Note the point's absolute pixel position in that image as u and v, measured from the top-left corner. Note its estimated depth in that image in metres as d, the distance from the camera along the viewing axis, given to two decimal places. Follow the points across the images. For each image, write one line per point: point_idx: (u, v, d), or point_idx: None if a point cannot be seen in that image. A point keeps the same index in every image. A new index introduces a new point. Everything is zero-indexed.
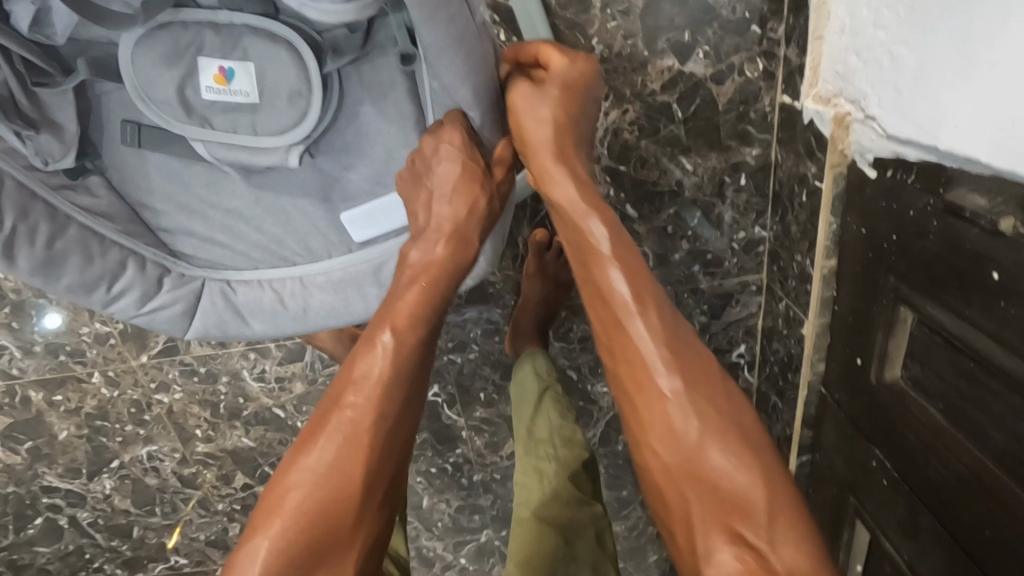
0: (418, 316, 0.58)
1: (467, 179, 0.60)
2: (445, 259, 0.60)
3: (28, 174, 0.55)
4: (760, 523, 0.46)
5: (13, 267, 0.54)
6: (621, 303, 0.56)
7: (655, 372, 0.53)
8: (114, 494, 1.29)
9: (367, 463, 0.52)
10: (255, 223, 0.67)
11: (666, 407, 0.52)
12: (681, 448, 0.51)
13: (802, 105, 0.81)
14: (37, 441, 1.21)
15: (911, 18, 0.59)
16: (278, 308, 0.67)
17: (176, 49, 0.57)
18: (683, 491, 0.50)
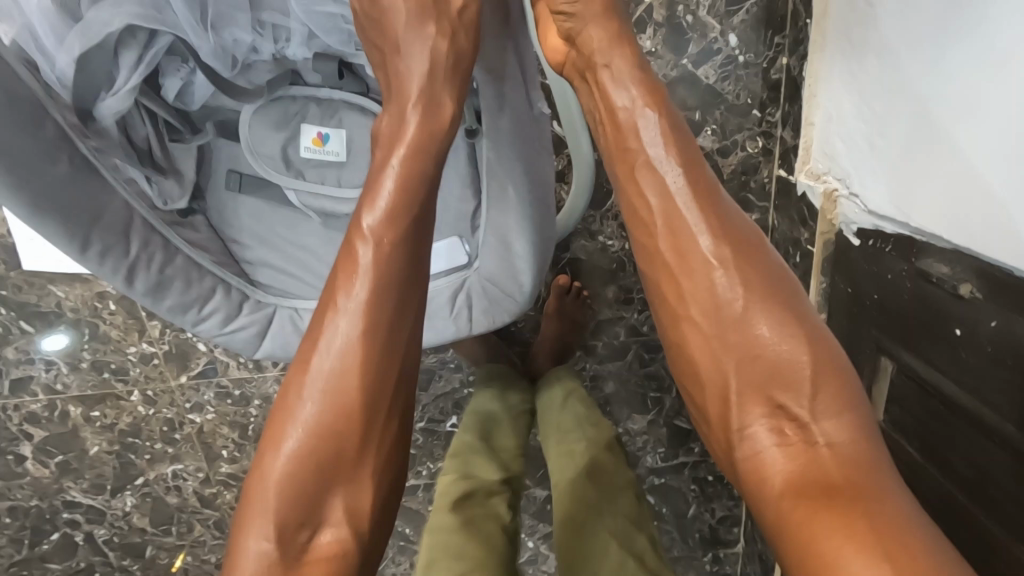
0: (402, 210, 0.55)
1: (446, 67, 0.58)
2: (424, 152, 0.56)
3: (151, 212, 0.65)
4: (802, 395, 0.49)
5: (130, 289, 0.64)
6: (659, 177, 0.57)
7: (698, 249, 0.54)
8: (133, 511, 1.33)
9: (363, 372, 0.53)
10: (324, 257, 0.76)
11: (711, 279, 0.53)
12: (722, 323, 0.53)
13: (796, 178, 0.94)
14: (68, 455, 1.27)
15: (881, 112, 0.73)
16: None
17: (286, 116, 0.69)
18: (724, 368, 0.53)
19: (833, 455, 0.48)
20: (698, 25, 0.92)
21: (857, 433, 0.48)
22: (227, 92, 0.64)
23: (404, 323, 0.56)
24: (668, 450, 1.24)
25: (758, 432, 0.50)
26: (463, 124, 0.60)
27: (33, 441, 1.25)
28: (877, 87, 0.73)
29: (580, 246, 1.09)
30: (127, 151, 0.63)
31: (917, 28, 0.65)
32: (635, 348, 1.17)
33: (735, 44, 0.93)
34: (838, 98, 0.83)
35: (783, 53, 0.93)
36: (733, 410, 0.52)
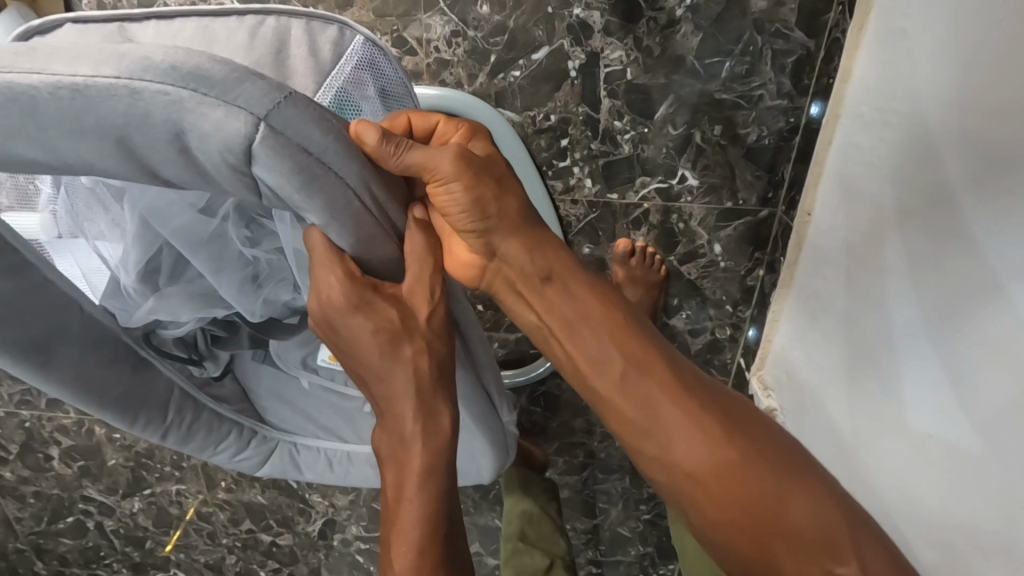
0: (428, 474, 0.57)
1: (394, 337, 0.54)
2: (420, 444, 0.57)
3: (188, 381, 0.77)
4: (845, 551, 0.56)
5: (164, 442, 0.77)
6: (644, 364, 0.64)
7: (710, 440, 0.60)
8: (139, 512, 1.53)
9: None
10: (321, 421, 0.91)
11: (723, 455, 0.60)
12: (745, 493, 0.59)
13: (749, 379, 1.09)
14: (89, 463, 1.46)
15: (858, 375, 0.79)
16: (329, 468, 0.92)
17: (307, 337, 0.83)
18: (768, 543, 0.58)
19: None
20: (688, 231, 1.01)
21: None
22: (267, 331, 0.70)
23: (459, 546, 0.60)
24: (609, 548, 1.35)
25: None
26: (438, 381, 0.56)
27: (62, 447, 1.44)
28: (845, 362, 0.82)
29: (555, 383, 1.23)
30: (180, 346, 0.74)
31: (881, 323, 0.75)
32: (592, 468, 1.29)
33: (718, 252, 1.02)
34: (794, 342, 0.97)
35: (760, 267, 1.02)
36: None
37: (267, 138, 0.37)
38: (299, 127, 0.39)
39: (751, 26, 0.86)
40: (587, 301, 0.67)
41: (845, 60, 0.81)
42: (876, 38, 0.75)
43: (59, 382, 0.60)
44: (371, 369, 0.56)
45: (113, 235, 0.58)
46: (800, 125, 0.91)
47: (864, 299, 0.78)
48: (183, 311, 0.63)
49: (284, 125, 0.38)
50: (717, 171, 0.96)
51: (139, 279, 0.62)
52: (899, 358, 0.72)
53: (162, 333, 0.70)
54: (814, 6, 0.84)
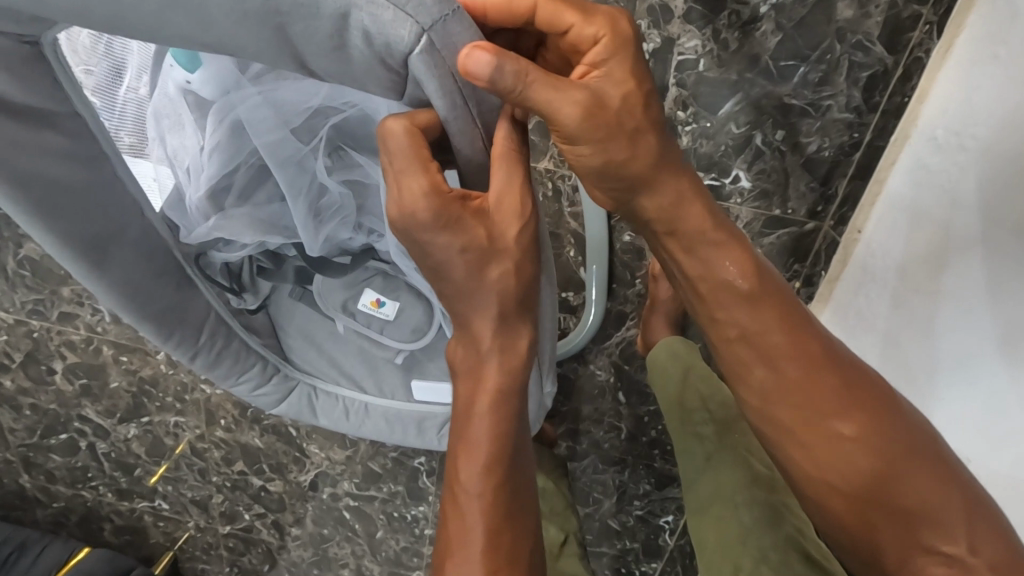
0: (502, 400, 0.58)
1: (475, 261, 0.52)
2: (498, 365, 0.57)
3: (225, 308, 0.77)
4: (868, 430, 0.59)
5: (191, 363, 0.76)
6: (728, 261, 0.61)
7: (795, 327, 0.61)
8: (134, 439, 1.53)
9: (508, 515, 0.59)
10: (345, 370, 0.91)
11: (792, 335, 0.60)
12: (805, 371, 0.60)
13: None
14: (91, 382, 1.45)
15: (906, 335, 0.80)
16: (344, 417, 0.92)
17: (353, 282, 0.90)
18: (808, 417, 0.60)
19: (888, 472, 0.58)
20: None
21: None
22: (320, 267, 0.71)
23: (526, 470, 0.62)
24: (595, 538, 1.35)
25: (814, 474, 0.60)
26: (517, 307, 0.56)
27: (66, 362, 1.43)
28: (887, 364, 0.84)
29: (570, 366, 1.24)
30: (223, 274, 0.75)
31: (931, 343, 0.76)
32: (594, 457, 1.30)
33: None
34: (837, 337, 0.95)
35: (798, 279, 1.01)
36: (818, 444, 0.60)
37: (424, 52, 0.39)
38: (455, 47, 0.40)
39: (832, 33, 0.85)
40: (718, 252, 0.61)
41: (926, 78, 0.81)
42: (966, 57, 0.74)
43: (113, 285, 0.59)
44: (453, 284, 0.53)
45: (194, 141, 0.59)
46: (863, 141, 0.90)
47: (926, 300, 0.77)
48: (245, 233, 0.63)
49: (442, 41, 0.40)
50: (772, 177, 0.95)
51: (205, 196, 0.62)
52: (950, 378, 0.73)
53: (211, 255, 0.71)
54: (899, 21, 0.82)
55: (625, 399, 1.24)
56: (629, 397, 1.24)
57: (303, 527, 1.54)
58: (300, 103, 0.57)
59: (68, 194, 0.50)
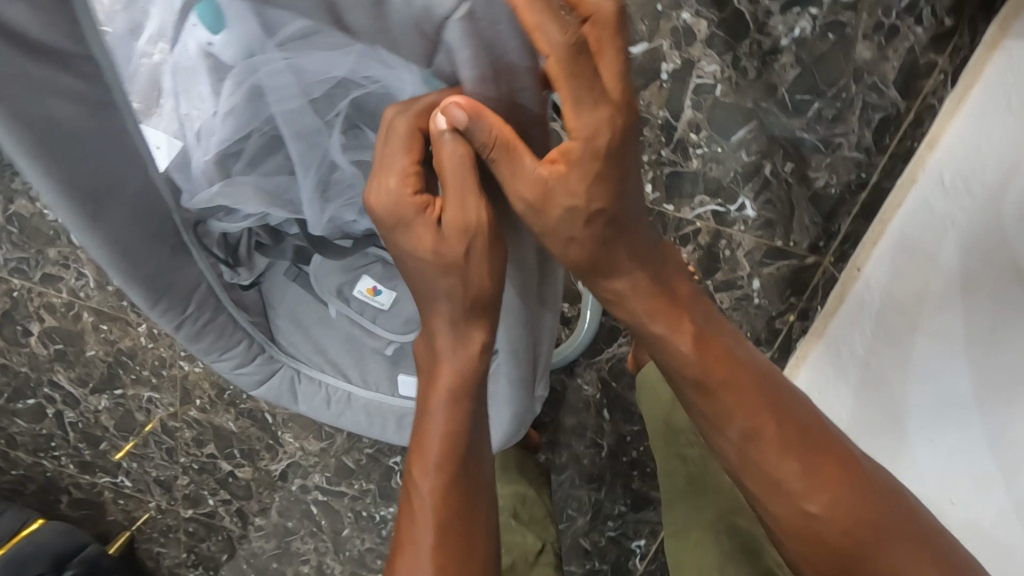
0: (455, 413, 0.60)
1: (432, 264, 0.55)
2: (458, 369, 0.59)
3: (217, 280, 0.75)
4: (821, 492, 0.58)
5: (175, 333, 0.74)
6: (680, 311, 0.62)
7: (742, 384, 0.61)
8: (103, 411, 1.49)
9: (466, 527, 0.60)
10: (332, 357, 0.90)
11: (739, 396, 0.60)
12: (753, 428, 0.60)
13: None
14: (67, 347, 1.41)
15: (885, 384, 0.82)
16: (325, 405, 0.91)
17: (353, 267, 0.90)
18: (767, 475, 0.59)
19: (844, 528, 0.57)
20: (732, 260, 1.00)
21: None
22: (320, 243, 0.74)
23: (485, 484, 0.63)
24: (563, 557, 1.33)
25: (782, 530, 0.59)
26: (476, 312, 0.58)
27: (43, 325, 1.39)
28: (865, 409, 0.85)
29: (559, 378, 1.23)
30: (220, 245, 0.73)
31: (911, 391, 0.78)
32: (571, 473, 1.29)
33: (756, 287, 1.01)
34: (818, 378, 0.96)
35: (793, 312, 1.01)
36: (779, 503, 0.59)
37: (464, 19, 0.38)
38: (494, 19, 0.39)
39: (850, 72, 0.86)
40: (674, 307, 0.61)
41: (936, 128, 0.84)
42: (979, 111, 0.78)
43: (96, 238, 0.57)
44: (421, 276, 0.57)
45: (206, 101, 0.57)
46: (869, 182, 0.91)
47: (901, 362, 0.80)
48: (250, 201, 0.64)
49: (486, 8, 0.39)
50: (776, 207, 0.96)
51: (214, 160, 0.61)
52: (927, 429, 0.75)
53: (211, 224, 0.70)
54: (915, 66, 0.84)
55: (609, 416, 1.23)
56: (613, 415, 1.23)
57: (268, 518, 1.51)
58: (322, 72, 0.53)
59: (68, 135, 0.49)
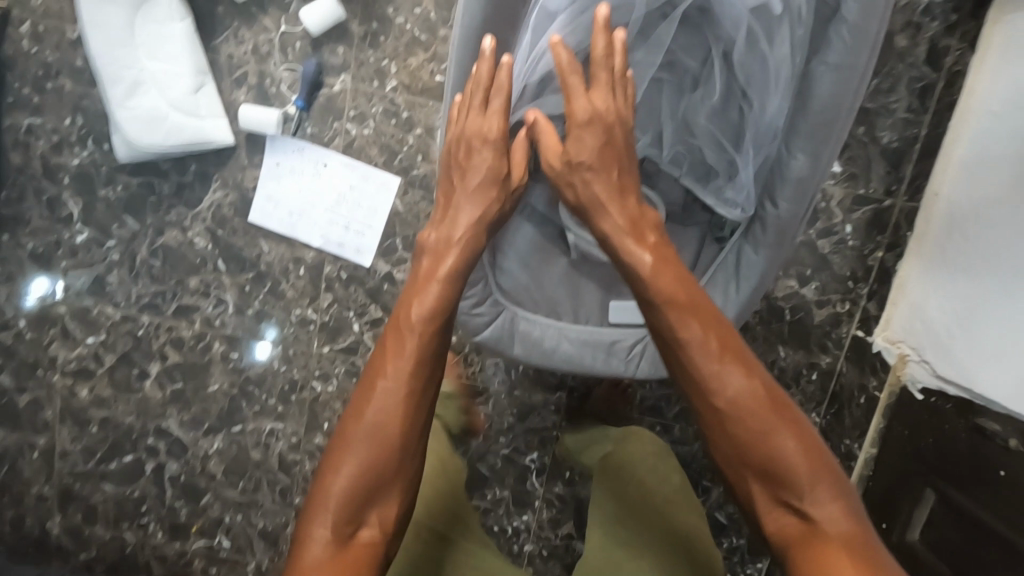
0: (434, 305, 0.80)
1: (486, 184, 0.85)
2: (454, 259, 0.83)
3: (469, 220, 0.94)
4: (740, 396, 0.70)
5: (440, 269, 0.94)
6: (643, 248, 0.78)
7: (693, 314, 0.74)
8: (214, 455, 1.43)
9: (411, 392, 0.76)
10: (546, 295, 1.01)
11: (691, 324, 0.73)
12: (696, 345, 0.73)
13: (872, 339, 1.25)
14: (187, 385, 1.39)
15: (973, 271, 1.03)
16: (540, 342, 1.01)
17: None
18: (701, 377, 0.72)
19: (752, 431, 0.69)
20: (827, 211, 1.26)
21: (851, 519, 0.66)
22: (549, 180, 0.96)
23: (436, 376, 0.80)
24: None
25: (709, 420, 0.72)
26: (483, 225, 0.86)
27: (164, 363, 1.38)
28: (965, 296, 1.04)
29: None
30: None
31: (999, 265, 0.98)
32: None
33: (849, 232, 1.26)
34: (924, 289, 1.15)
35: (880, 248, 1.26)
36: (708, 401, 0.72)
37: None
38: None
39: (893, 57, 1.20)
40: (639, 248, 0.78)
41: (969, 79, 1.13)
42: (1000, 59, 1.07)
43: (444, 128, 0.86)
44: (463, 187, 0.86)
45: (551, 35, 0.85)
46: (921, 135, 1.22)
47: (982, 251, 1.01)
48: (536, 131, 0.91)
49: None
50: (857, 163, 1.24)
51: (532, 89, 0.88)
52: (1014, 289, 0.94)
53: None
54: (936, 50, 1.19)
55: None
56: None
57: None
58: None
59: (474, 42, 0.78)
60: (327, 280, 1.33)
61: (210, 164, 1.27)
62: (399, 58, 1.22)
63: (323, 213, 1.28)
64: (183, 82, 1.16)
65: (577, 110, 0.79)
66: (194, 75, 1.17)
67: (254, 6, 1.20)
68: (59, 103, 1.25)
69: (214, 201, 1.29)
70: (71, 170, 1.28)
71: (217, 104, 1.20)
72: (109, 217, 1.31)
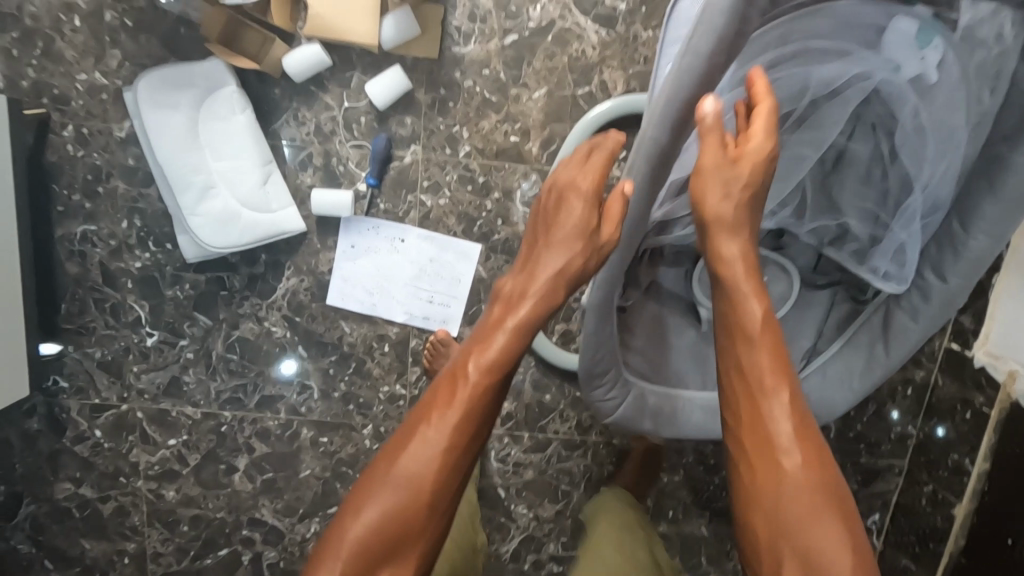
0: (504, 358, 0.76)
1: (575, 228, 0.80)
2: (528, 311, 0.79)
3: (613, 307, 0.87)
4: (800, 478, 0.66)
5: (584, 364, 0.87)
6: (745, 299, 0.71)
7: (784, 387, 0.69)
8: (311, 539, 1.39)
9: (451, 449, 0.73)
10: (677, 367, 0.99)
11: (779, 396, 0.69)
12: (777, 414, 0.68)
13: (972, 353, 1.24)
14: (278, 474, 1.35)
15: None
16: (671, 415, 0.96)
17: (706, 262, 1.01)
18: (775, 448, 0.68)
19: (801, 520, 0.65)
20: None
21: None
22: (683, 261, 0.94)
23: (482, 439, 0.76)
24: None
25: (751, 491, 0.68)
26: (566, 279, 0.81)
27: (252, 456, 1.34)
28: None
29: None
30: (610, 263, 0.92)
31: None
32: None
33: None
34: None
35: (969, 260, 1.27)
36: (765, 476, 0.68)
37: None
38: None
39: None
40: (750, 299, 0.71)
41: None
42: None
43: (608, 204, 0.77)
44: (550, 235, 0.82)
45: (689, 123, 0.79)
46: None
47: None
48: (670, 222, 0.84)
49: None
50: None
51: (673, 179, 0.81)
52: None
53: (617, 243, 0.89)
54: None
55: None
56: None
57: None
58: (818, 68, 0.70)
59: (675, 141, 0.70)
60: (414, 355, 1.28)
61: (281, 252, 1.22)
62: (470, 123, 1.16)
63: (404, 288, 1.23)
64: (252, 176, 1.11)
65: (707, 214, 0.70)
66: (262, 166, 1.12)
67: (313, 85, 1.13)
68: (114, 207, 1.18)
69: (288, 288, 1.24)
70: (134, 274, 1.22)
71: (287, 192, 1.14)
72: (179, 316, 1.25)
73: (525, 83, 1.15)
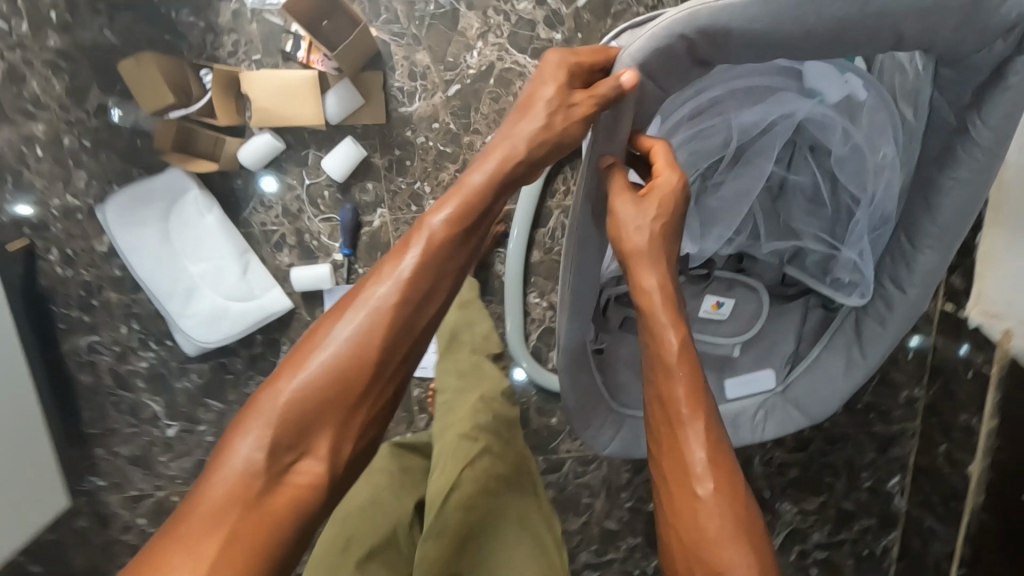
0: (424, 272, 0.62)
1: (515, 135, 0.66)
2: (423, 258, 0.63)
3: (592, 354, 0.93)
4: (714, 501, 0.61)
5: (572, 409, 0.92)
6: (662, 322, 0.67)
7: (706, 413, 0.64)
8: None
9: (319, 412, 0.57)
10: None
11: (698, 424, 0.64)
12: (698, 441, 0.63)
13: (968, 314, 1.23)
14: None
15: None
16: None
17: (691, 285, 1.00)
18: (687, 472, 0.63)
19: (717, 556, 0.58)
20: None
21: None
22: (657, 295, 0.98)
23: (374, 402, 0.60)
24: (835, 526, 1.46)
25: (669, 523, 0.63)
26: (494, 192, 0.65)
27: None
28: None
29: None
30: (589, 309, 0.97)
31: None
32: (816, 440, 1.43)
33: None
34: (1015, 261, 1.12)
35: None
36: (679, 500, 0.62)
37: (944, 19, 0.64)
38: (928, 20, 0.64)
39: None
40: (665, 326, 0.67)
41: None
42: None
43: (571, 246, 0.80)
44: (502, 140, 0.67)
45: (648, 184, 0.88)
46: None
47: None
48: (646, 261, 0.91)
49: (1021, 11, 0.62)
50: None
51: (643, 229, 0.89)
52: None
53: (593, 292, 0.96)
54: None
55: None
56: None
57: None
58: (740, 113, 0.79)
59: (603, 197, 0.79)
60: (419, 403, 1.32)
61: (275, 330, 1.26)
62: (430, 176, 1.17)
63: None
64: (232, 268, 1.15)
65: (626, 248, 0.69)
66: (240, 257, 1.16)
67: (272, 169, 1.15)
68: (111, 316, 1.24)
69: None
70: (142, 373, 1.28)
71: (268, 275, 1.18)
72: (192, 404, 1.30)
73: (476, 128, 1.15)
